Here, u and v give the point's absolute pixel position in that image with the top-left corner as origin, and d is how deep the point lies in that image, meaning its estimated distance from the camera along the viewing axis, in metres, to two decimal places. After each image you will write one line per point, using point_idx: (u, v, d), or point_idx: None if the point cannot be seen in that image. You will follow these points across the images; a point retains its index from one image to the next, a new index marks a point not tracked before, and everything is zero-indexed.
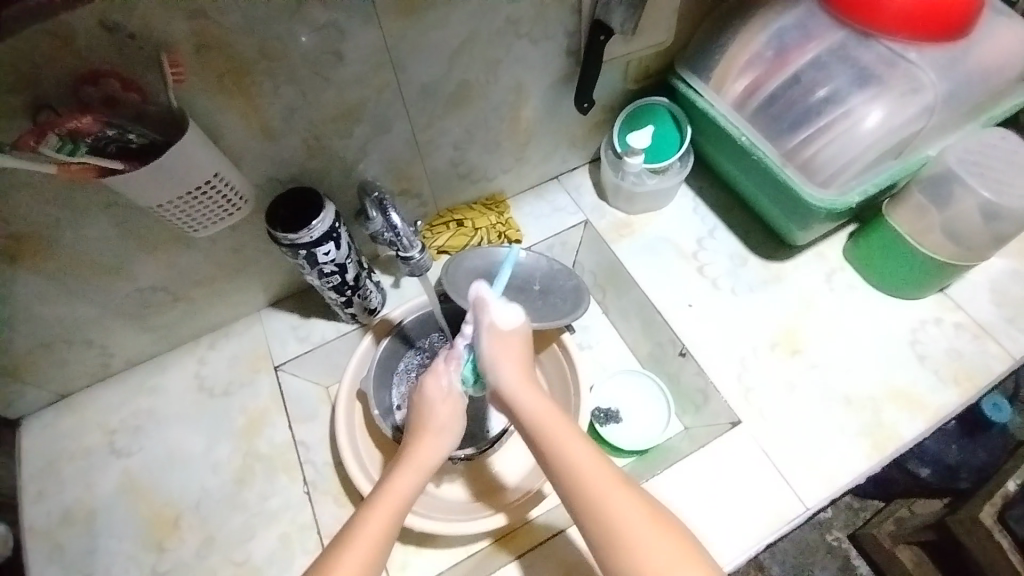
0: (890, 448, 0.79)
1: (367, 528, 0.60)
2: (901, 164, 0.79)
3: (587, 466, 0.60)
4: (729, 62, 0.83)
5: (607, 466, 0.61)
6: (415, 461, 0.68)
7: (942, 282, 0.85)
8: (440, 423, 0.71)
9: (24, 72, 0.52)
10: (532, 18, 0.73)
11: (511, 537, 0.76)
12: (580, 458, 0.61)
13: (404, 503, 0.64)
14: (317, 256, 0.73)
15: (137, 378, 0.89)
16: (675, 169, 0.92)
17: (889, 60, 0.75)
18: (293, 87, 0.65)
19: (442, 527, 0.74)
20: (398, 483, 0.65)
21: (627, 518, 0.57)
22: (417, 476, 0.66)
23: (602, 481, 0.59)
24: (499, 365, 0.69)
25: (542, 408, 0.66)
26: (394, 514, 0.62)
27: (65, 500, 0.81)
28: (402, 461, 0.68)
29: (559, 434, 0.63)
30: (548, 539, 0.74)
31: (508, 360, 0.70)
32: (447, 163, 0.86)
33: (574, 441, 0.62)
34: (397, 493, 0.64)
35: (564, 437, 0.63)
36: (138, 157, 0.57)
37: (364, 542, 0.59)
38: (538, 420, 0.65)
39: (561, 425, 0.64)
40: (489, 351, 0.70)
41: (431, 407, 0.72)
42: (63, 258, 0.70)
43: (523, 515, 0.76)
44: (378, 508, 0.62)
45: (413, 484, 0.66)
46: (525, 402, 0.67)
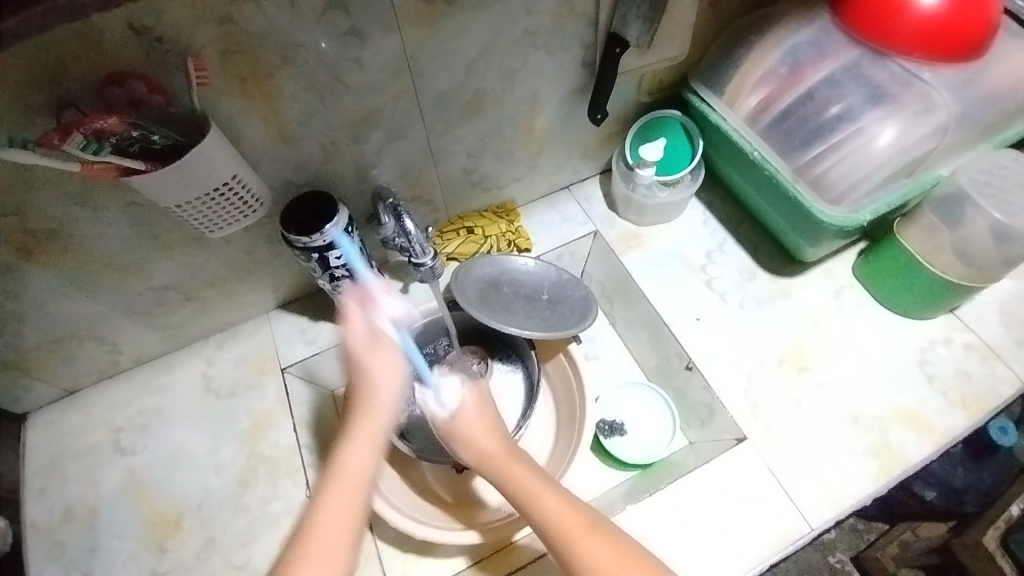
0: (897, 470, 0.78)
1: (327, 518, 0.56)
2: (913, 183, 0.79)
3: (562, 519, 0.60)
4: (743, 78, 0.84)
5: (579, 514, 0.61)
6: (366, 428, 0.62)
7: (951, 302, 0.85)
8: (381, 378, 0.64)
9: (50, 71, 0.53)
10: (549, 30, 0.74)
11: (495, 557, 0.76)
12: (552, 513, 0.60)
13: (363, 479, 0.59)
14: (329, 260, 0.74)
15: (144, 377, 0.90)
16: (686, 183, 0.93)
17: (903, 79, 0.75)
18: (312, 92, 0.66)
19: (440, 534, 0.73)
20: (353, 460, 0.60)
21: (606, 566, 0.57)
22: (372, 445, 0.61)
23: (576, 531, 0.59)
24: (468, 436, 0.68)
25: (515, 468, 0.65)
26: (354, 496, 0.58)
27: (68, 497, 0.81)
28: (351, 430, 0.62)
29: (530, 489, 0.62)
30: (538, 560, 0.74)
31: (475, 424, 0.69)
32: (460, 171, 0.87)
33: (550, 496, 0.62)
34: (356, 466, 0.60)
35: (537, 492, 0.62)
36: (160, 157, 0.58)
37: (326, 535, 0.55)
38: (511, 480, 0.64)
39: (535, 482, 0.63)
40: (456, 427, 0.69)
41: (369, 357, 0.65)
42: (78, 254, 0.70)
43: (507, 536, 0.74)
44: (334, 491, 0.58)
45: (367, 457, 0.60)
46: (496, 464, 0.66)
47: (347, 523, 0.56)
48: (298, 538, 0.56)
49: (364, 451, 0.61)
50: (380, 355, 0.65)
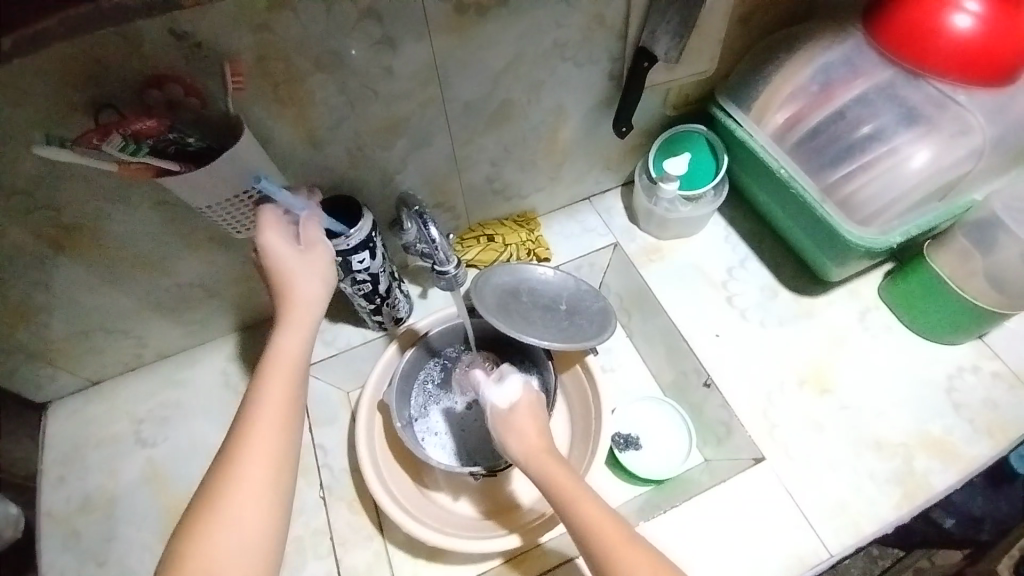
0: (920, 499, 0.76)
1: (265, 414, 0.57)
2: (945, 207, 0.77)
3: (601, 524, 0.58)
4: (772, 94, 0.83)
5: (618, 523, 0.58)
6: (293, 318, 0.62)
7: (981, 329, 0.83)
8: (304, 268, 0.63)
9: (94, 72, 0.54)
10: (579, 43, 0.74)
11: (521, 559, 0.74)
12: (591, 516, 0.58)
13: (293, 379, 0.60)
14: (352, 264, 0.74)
15: (166, 371, 0.91)
16: (709, 199, 0.92)
17: (939, 100, 0.74)
18: (343, 98, 0.67)
19: (452, 542, 0.74)
20: (281, 369, 0.60)
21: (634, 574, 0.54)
22: (302, 337, 0.62)
23: (613, 537, 0.57)
24: (517, 435, 0.69)
25: (559, 468, 0.64)
26: (288, 394, 0.59)
27: (88, 486, 0.83)
28: (280, 323, 0.62)
29: (572, 491, 0.61)
30: (558, 565, 0.73)
31: (524, 425, 0.70)
32: (483, 179, 0.87)
33: (589, 499, 0.60)
34: (291, 356, 0.61)
35: (579, 494, 0.61)
36: (194, 159, 0.59)
37: (261, 441, 0.55)
38: (554, 478, 0.63)
39: (578, 484, 0.62)
40: (507, 426, 0.70)
41: (299, 259, 0.63)
42: (109, 249, 0.72)
43: (534, 540, 0.74)
44: (271, 378, 0.59)
45: (302, 344, 0.62)
46: (540, 462, 0.65)
47: (282, 425, 0.57)
48: (230, 447, 0.55)
49: (297, 340, 0.62)
50: (311, 258, 0.64)
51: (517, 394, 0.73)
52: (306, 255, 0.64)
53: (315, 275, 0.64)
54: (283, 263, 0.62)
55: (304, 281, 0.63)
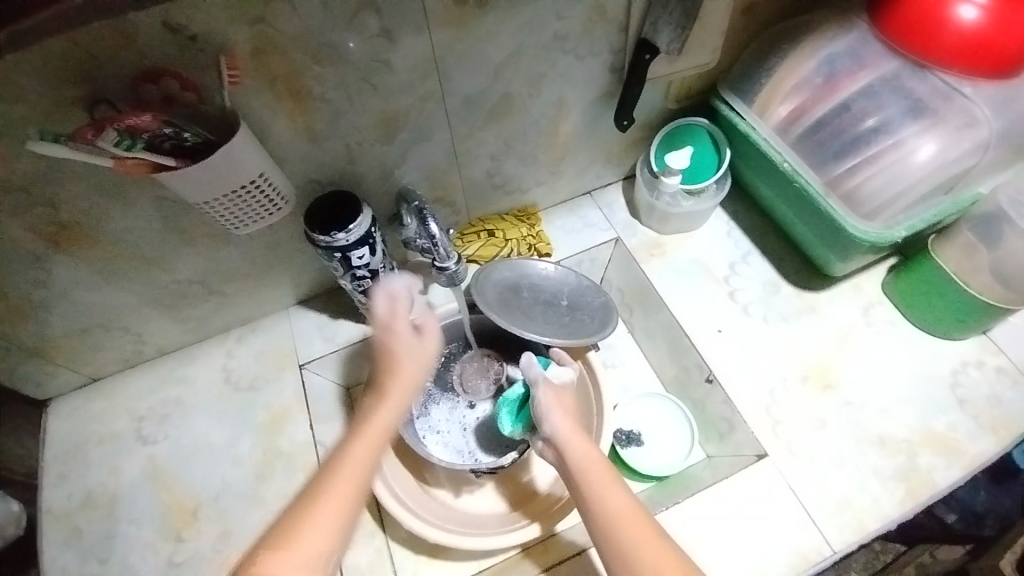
0: (924, 495, 0.76)
1: (358, 450, 0.60)
2: (950, 201, 0.77)
3: (623, 514, 0.58)
4: (775, 87, 0.82)
5: (643, 517, 0.58)
6: (399, 377, 0.68)
7: (986, 323, 0.82)
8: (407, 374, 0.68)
9: (88, 66, 0.54)
10: (579, 35, 0.73)
11: (536, 549, 0.75)
12: (615, 506, 0.59)
13: (383, 431, 0.63)
14: (351, 260, 0.74)
15: (166, 367, 0.91)
16: (712, 192, 0.91)
17: (944, 93, 0.73)
18: (341, 92, 0.66)
19: (456, 539, 0.73)
20: (378, 417, 0.64)
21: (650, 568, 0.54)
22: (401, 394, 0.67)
23: (636, 530, 0.57)
24: (552, 412, 0.69)
25: (591, 454, 0.64)
26: (375, 440, 0.62)
27: (90, 483, 0.83)
28: (382, 394, 0.67)
29: (601, 478, 0.62)
30: (575, 556, 0.73)
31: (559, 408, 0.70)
32: (483, 173, 0.86)
33: (613, 486, 0.61)
34: (382, 428, 0.64)
35: (607, 482, 0.61)
36: (190, 155, 0.59)
37: (347, 476, 0.58)
38: (583, 463, 0.64)
39: (602, 470, 0.62)
40: (545, 401, 0.71)
41: (398, 354, 0.70)
42: (107, 245, 0.71)
43: (550, 528, 0.75)
44: (369, 435, 0.62)
45: (394, 417, 0.65)
46: (573, 444, 0.66)
47: (363, 466, 0.60)
48: (316, 486, 0.58)
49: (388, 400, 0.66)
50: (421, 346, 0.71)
51: (568, 380, 0.77)
52: (422, 331, 0.73)
53: (420, 340, 0.71)
54: (399, 330, 0.71)
55: (405, 340, 0.70)
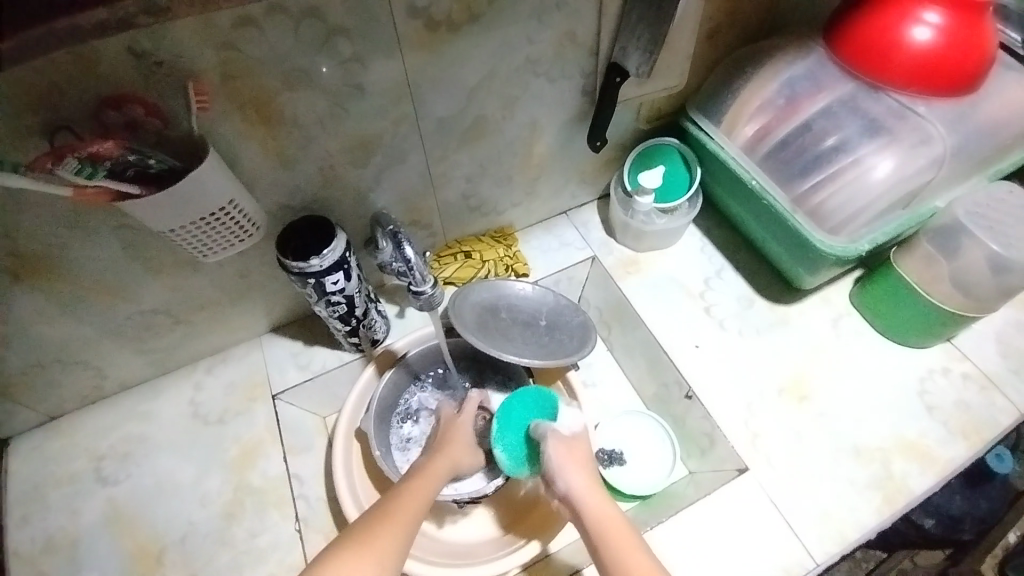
0: (902, 502, 0.77)
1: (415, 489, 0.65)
2: (908, 215, 0.80)
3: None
4: (740, 108, 0.85)
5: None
6: (449, 454, 0.73)
7: (950, 331, 0.85)
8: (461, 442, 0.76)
9: (47, 93, 0.52)
10: (550, 59, 0.74)
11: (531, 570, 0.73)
12: (640, 572, 0.58)
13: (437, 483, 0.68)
14: (326, 286, 0.72)
15: (129, 402, 0.87)
16: (684, 210, 0.93)
17: (898, 112, 0.76)
18: (313, 117, 0.65)
19: (439, 571, 0.71)
20: (434, 467, 0.70)
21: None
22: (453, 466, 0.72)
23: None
24: (570, 471, 0.68)
25: (614, 518, 0.63)
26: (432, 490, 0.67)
27: (43, 531, 0.78)
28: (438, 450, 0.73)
29: (624, 542, 0.61)
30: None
31: (578, 465, 0.69)
32: (459, 195, 0.86)
33: (635, 550, 0.60)
34: (435, 475, 0.69)
35: (631, 546, 0.60)
36: (155, 182, 0.57)
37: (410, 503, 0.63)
38: (604, 526, 0.63)
39: (624, 533, 0.62)
40: (560, 458, 0.69)
41: (456, 425, 0.78)
42: (65, 277, 0.68)
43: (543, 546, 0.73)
44: (425, 477, 0.68)
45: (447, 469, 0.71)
46: (594, 506, 0.65)
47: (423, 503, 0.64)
48: (378, 509, 0.62)
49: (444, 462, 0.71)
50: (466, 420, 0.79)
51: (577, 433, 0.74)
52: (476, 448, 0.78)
53: (472, 457, 0.76)
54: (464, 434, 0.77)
55: (467, 448, 0.76)
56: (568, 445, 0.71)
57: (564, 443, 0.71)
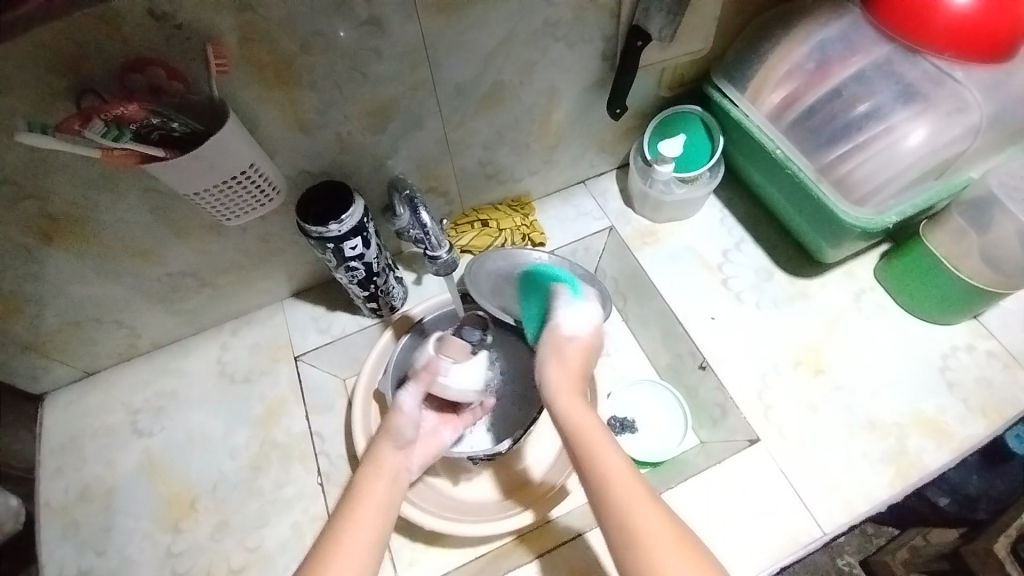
0: (914, 477, 0.77)
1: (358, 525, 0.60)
2: (941, 185, 0.77)
3: (617, 477, 0.59)
4: (767, 73, 0.82)
5: (637, 481, 0.59)
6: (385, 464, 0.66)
7: (977, 308, 0.83)
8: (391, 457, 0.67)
9: (74, 56, 0.53)
10: (570, 21, 0.72)
11: (530, 535, 0.75)
12: (610, 468, 0.60)
13: (382, 502, 0.62)
14: (344, 250, 0.73)
15: (160, 360, 0.91)
16: (705, 180, 0.91)
17: (935, 78, 0.73)
18: (330, 81, 0.65)
19: (455, 526, 0.74)
20: (376, 487, 0.63)
21: (649, 529, 0.55)
22: (390, 479, 0.65)
23: (630, 490, 0.58)
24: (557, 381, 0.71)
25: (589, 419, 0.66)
26: (381, 515, 0.61)
27: (85, 477, 0.83)
28: (368, 462, 0.67)
29: (593, 441, 0.63)
30: (570, 541, 0.73)
31: (567, 374, 0.71)
32: (476, 163, 0.86)
33: (607, 449, 0.62)
34: (380, 496, 0.63)
35: (602, 443, 0.62)
36: (179, 145, 0.58)
37: (359, 536, 0.59)
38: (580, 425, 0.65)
39: (597, 433, 0.64)
40: (549, 370, 0.72)
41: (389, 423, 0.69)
42: (97, 238, 0.71)
43: (543, 514, 0.76)
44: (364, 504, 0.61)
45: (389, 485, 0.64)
46: (572, 411, 0.67)
47: (373, 532, 0.59)
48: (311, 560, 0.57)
49: (382, 484, 0.64)
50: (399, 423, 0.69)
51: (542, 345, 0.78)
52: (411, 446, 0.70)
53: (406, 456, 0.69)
54: (392, 434, 0.69)
55: (398, 450, 0.68)
56: (568, 357, 0.73)
57: (558, 358, 0.73)
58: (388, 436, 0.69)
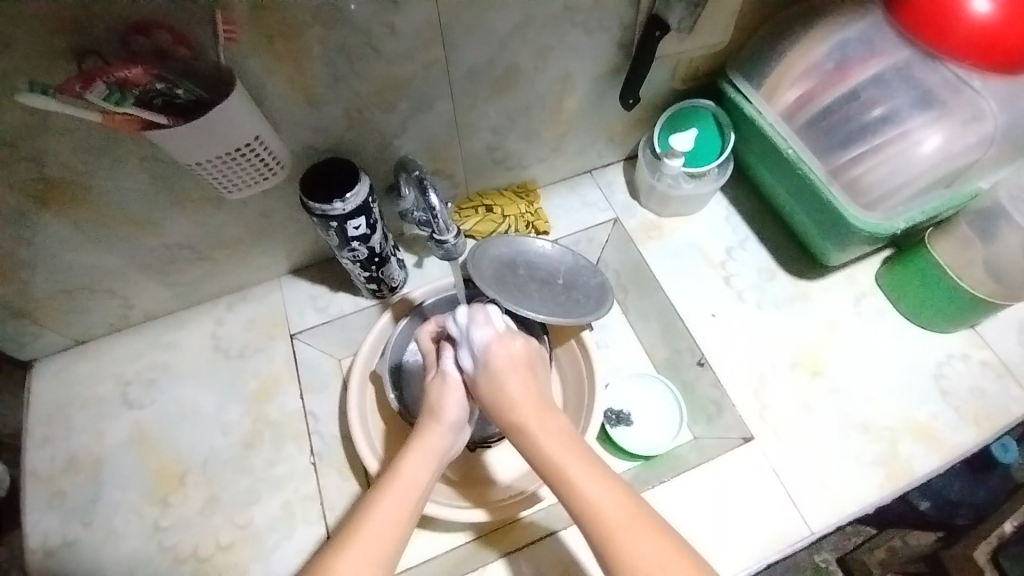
0: (902, 482, 0.78)
1: (380, 519, 0.58)
2: (949, 195, 0.76)
3: (560, 455, 0.59)
4: (785, 70, 0.81)
5: (583, 456, 0.60)
6: (427, 447, 0.65)
7: (975, 318, 0.83)
8: (430, 444, 0.65)
9: (72, 14, 0.51)
10: (590, 7, 0.71)
11: (500, 533, 0.75)
12: (553, 450, 0.60)
13: (420, 487, 0.61)
14: (348, 229, 0.72)
15: (153, 332, 0.90)
16: (713, 176, 0.90)
17: (954, 85, 0.72)
18: (341, 55, 0.63)
19: (459, 513, 0.73)
20: (411, 470, 0.62)
21: (603, 505, 0.55)
22: (431, 466, 0.63)
23: (577, 462, 0.59)
24: (496, 368, 0.66)
25: (541, 404, 0.64)
26: (413, 500, 0.60)
27: (73, 446, 0.82)
28: (410, 445, 0.65)
29: (536, 425, 0.62)
30: (541, 538, 0.73)
31: (514, 372, 0.66)
32: (483, 147, 0.85)
33: (549, 435, 0.61)
34: (411, 481, 0.61)
35: (540, 429, 0.62)
36: (182, 113, 0.56)
37: (389, 511, 0.58)
38: (510, 405, 0.64)
39: (541, 418, 0.63)
40: (491, 358, 0.67)
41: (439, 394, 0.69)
42: (93, 205, 0.69)
43: (512, 515, 0.74)
44: (392, 491, 0.60)
45: (424, 469, 0.63)
46: (508, 400, 0.64)
47: (401, 518, 0.58)
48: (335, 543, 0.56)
49: (422, 467, 0.63)
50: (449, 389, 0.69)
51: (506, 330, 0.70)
52: (461, 429, 0.68)
53: (454, 440, 0.67)
54: (444, 415, 0.67)
55: (447, 436, 0.66)
56: (510, 346, 0.68)
57: (502, 345, 0.68)
58: (440, 418, 0.67)
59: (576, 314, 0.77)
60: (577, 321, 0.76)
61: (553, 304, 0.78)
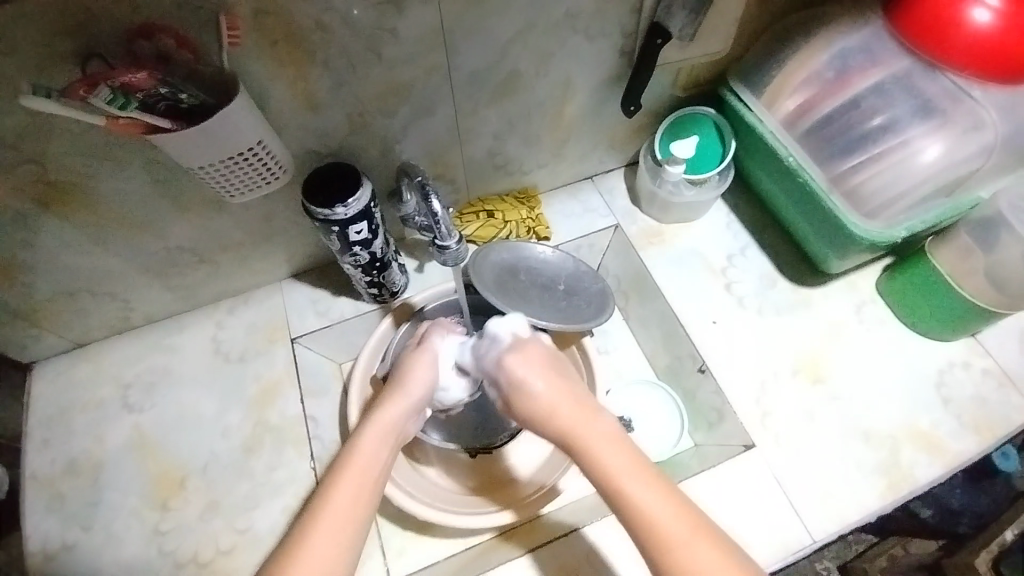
0: (904, 490, 0.77)
1: (336, 507, 0.54)
2: (951, 204, 0.77)
3: (614, 463, 0.54)
4: (785, 79, 0.81)
5: (633, 460, 0.54)
6: (386, 425, 0.63)
7: (976, 326, 0.83)
8: (387, 421, 0.63)
9: (78, 17, 0.51)
10: (591, 14, 0.71)
11: (517, 531, 0.74)
12: (604, 458, 0.55)
13: (376, 467, 0.59)
14: (350, 234, 0.72)
15: (154, 335, 0.89)
16: (714, 183, 0.90)
17: (955, 94, 0.72)
18: (344, 60, 0.64)
19: (466, 518, 0.72)
20: (367, 449, 0.60)
21: (657, 513, 0.51)
22: (389, 443, 0.62)
23: (631, 467, 0.54)
24: (530, 377, 0.62)
25: (582, 411, 0.59)
26: (371, 483, 0.57)
27: (72, 450, 0.82)
28: (367, 424, 0.63)
29: (582, 432, 0.57)
30: (558, 537, 0.73)
31: (548, 375, 0.62)
32: (485, 153, 0.85)
33: (598, 440, 0.56)
34: (368, 460, 0.59)
35: (588, 438, 0.56)
36: (185, 117, 0.57)
37: (348, 497, 0.55)
38: (552, 412, 0.59)
39: (587, 423, 0.57)
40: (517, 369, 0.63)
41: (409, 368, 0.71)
42: (96, 208, 0.69)
43: (531, 513, 0.74)
44: (347, 473, 0.57)
45: (381, 448, 0.60)
46: (549, 408, 0.59)
47: (361, 502, 0.55)
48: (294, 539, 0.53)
49: (380, 446, 0.61)
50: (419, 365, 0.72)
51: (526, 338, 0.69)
52: (417, 409, 0.68)
53: (410, 418, 0.67)
54: (406, 390, 0.68)
55: (404, 410, 0.66)
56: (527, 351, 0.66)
57: (520, 353, 0.65)
58: (401, 393, 0.67)
59: (578, 319, 0.77)
60: (578, 326, 0.77)
61: (555, 309, 0.78)
